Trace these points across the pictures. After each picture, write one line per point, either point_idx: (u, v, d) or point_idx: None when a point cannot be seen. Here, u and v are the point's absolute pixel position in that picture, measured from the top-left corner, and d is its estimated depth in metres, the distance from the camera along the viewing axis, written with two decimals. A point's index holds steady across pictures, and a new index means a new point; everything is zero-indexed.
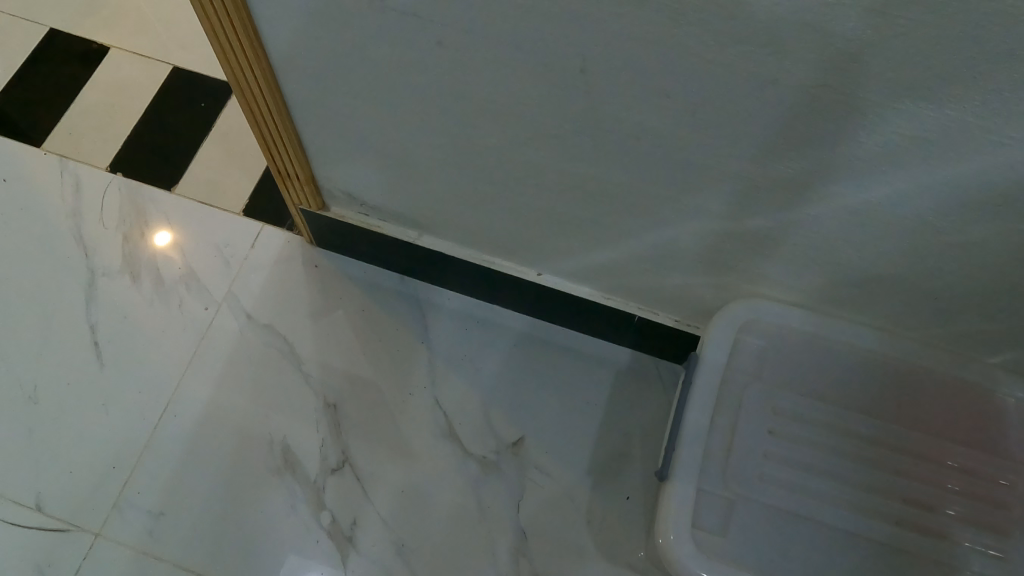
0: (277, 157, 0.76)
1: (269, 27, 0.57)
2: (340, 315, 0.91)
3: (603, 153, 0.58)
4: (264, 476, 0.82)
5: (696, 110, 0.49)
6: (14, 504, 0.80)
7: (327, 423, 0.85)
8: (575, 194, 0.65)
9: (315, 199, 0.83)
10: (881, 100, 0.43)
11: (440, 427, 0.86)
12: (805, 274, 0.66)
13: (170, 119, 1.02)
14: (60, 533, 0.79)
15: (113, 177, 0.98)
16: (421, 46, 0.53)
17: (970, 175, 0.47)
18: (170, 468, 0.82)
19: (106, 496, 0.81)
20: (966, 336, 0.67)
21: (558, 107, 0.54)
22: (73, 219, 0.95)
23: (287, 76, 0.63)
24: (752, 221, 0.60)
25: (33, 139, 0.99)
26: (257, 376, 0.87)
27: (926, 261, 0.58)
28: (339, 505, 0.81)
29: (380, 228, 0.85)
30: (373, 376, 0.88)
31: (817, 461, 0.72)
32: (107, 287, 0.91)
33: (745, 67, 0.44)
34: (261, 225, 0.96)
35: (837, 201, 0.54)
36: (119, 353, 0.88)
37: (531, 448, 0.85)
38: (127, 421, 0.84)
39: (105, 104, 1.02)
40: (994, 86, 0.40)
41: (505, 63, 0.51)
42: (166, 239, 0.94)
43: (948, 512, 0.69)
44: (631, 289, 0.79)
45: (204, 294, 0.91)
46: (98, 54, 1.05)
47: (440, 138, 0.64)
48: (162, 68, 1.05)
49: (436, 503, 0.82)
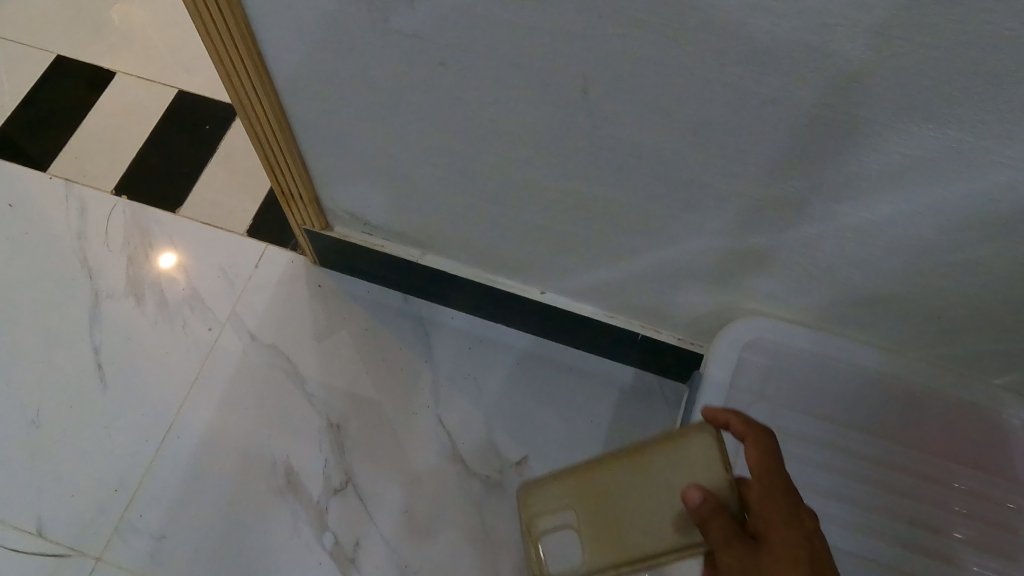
0: (281, 177, 0.76)
1: (272, 51, 0.57)
2: (344, 336, 0.91)
3: (602, 171, 0.58)
4: (267, 497, 0.82)
5: (697, 129, 0.50)
6: (15, 529, 0.79)
7: (330, 444, 0.85)
8: (576, 212, 0.65)
9: (319, 219, 0.84)
10: (883, 119, 0.44)
11: (443, 448, 0.85)
12: (809, 292, 0.66)
13: (176, 142, 1.03)
14: (61, 559, 0.78)
15: (119, 200, 0.99)
16: (422, 67, 0.53)
17: (970, 195, 0.47)
18: (173, 491, 0.82)
19: (108, 520, 0.80)
20: (971, 356, 0.67)
21: (559, 127, 0.54)
22: (79, 242, 0.95)
23: (289, 98, 0.63)
24: (753, 239, 0.60)
25: (39, 164, 1.00)
26: (260, 396, 0.87)
27: (928, 280, 0.58)
28: (343, 527, 0.80)
29: (383, 247, 0.85)
30: (376, 396, 0.88)
31: (822, 480, 0.71)
32: (111, 309, 0.91)
33: (744, 87, 0.44)
34: (265, 245, 0.96)
35: (838, 218, 0.54)
36: (123, 375, 0.88)
37: (535, 468, 0.84)
38: (130, 444, 0.84)
39: (110, 129, 1.03)
40: (994, 106, 0.40)
41: (504, 84, 0.52)
42: (170, 261, 0.95)
43: (955, 535, 0.68)
44: (634, 308, 0.79)
45: (208, 314, 0.91)
46: (105, 80, 1.07)
47: (443, 158, 0.64)
48: (167, 92, 1.07)
49: (439, 524, 0.81)
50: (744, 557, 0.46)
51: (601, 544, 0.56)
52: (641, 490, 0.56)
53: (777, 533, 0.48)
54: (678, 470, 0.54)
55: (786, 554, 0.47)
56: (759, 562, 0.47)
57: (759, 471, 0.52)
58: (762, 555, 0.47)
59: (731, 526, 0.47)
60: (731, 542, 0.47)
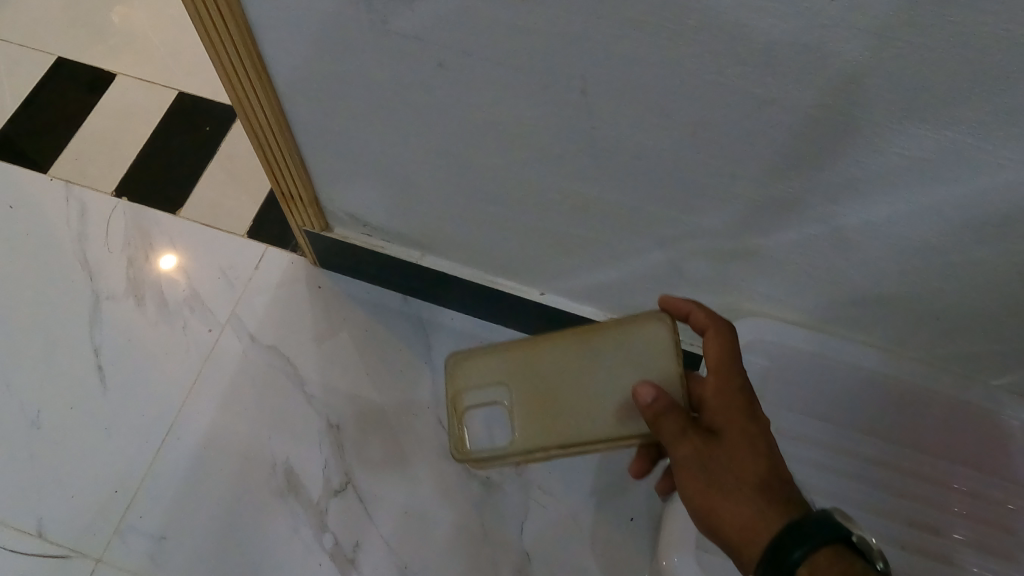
0: (281, 178, 0.76)
1: (272, 53, 0.57)
2: (344, 337, 0.91)
3: (602, 173, 0.58)
4: (267, 499, 0.82)
5: (696, 131, 0.50)
6: (16, 531, 0.80)
7: (330, 445, 0.85)
8: (575, 213, 0.65)
9: (318, 220, 0.84)
10: (881, 119, 0.44)
11: (443, 449, 0.85)
12: (808, 292, 0.66)
13: (176, 143, 1.03)
14: (62, 561, 0.78)
15: (119, 202, 0.99)
16: (422, 68, 0.53)
17: (968, 196, 0.48)
18: (173, 491, 0.82)
19: (108, 521, 0.80)
20: (970, 357, 0.67)
21: (558, 128, 0.54)
22: (79, 243, 0.95)
23: (289, 99, 0.63)
24: (753, 240, 0.60)
25: (40, 166, 1.01)
26: (260, 398, 0.87)
27: (926, 280, 0.58)
28: (343, 528, 0.80)
29: (383, 248, 0.85)
30: (376, 398, 0.88)
31: (821, 480, 0.71)
32: (111, 310, 0.92)
33: (743, 88, 0.45)
34: (265, 247, 0.96)
35: (838, 219, 0.54)
36: (123, 377, 0.88)
37: (535, 469, 0.84)
38: (130, 445, 0.84)
39: (110, 130, 1.04)
40: (990, 108, 0.41)
41: (503, 85, 0.52)
42: (170, 263, 0.95)
43: (954, 537, 0.68)
44: (634, 309, 0.79)
45: (208, 316, 0.92)
46: (105, 81, 1.07)
47: (443, 159, 0.64)
48: (168, 94, 1.07)
49: (439, 525, 0.81)
50: (701, 444, 0.47)
51: (536, 419, 0.60)
52: (581, 371, 0.60)
53: (735, 420, 0.48)
54: (620, 357, 0.60)
55: (743, 440, 0.48)
56: (716, 450, 0.47)
57: (716, 364, 0.52)
58: (720, 442, 0.48)
59: (681, 415, 0.48)
60: (685, 432, 0.48)
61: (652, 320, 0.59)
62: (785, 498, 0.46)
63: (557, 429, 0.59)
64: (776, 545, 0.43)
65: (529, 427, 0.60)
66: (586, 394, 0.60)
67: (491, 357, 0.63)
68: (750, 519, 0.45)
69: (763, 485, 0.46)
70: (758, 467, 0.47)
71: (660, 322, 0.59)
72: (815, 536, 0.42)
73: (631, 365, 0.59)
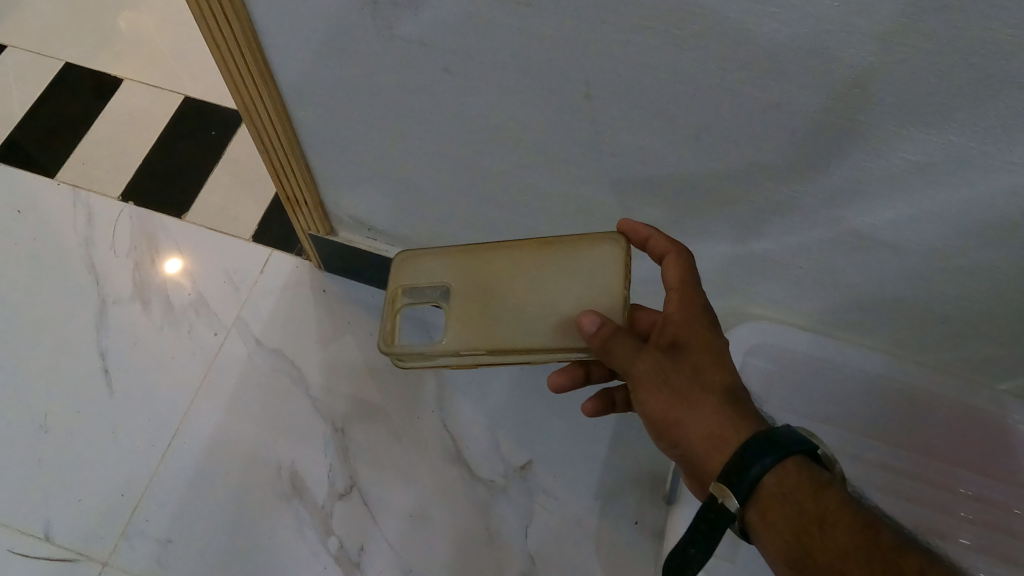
0: (286, 183, 0.77)
1: (278, 59, 0.57)
2: (348, 340, 0.91)
3: (606, 177, 0.58)
4: (272, 502, 0.82)
5: (700, 135, 0.50)
6: (23, 534, 0.80)
7: (335, 448, 0.85)
8: (579, 217, 0.66)
9: (323, 224, 0.84)
10: (886, 123, 0.44)
11: (448, 452, 0.85)
12: (812, 295, 0.66)
13: (182, 148, 1.04)
14: (68, 564, 0.78)
15: (125, 206, 0.99)
16: (427, 73, 0.53)
17: (972, 200, 0.48)
18: (178, 495, 0.82)
19: (115, 524, 0.80)
20: (975, 361, 0.67)
21: (562, 133, 0.55)
22: (86, 248, 0.96)
23: (295, 104, 0.63)
24: (758, 243, 0.60)
25: (47, 171, 1.01)
26: (266, 401, 0.87)
27: (930, 284, 0.58)
28: (348, 531, 0.81)
29: (387, 252, 0.86)
30: (381, 402, 0.88)
31: None
32: (117, 314, 0.92)
33: (748, 92, 0.45)
34: (270, 251, 0.97)
35: (843, 223, 0.54)
36: (129, 380, 0.88)
37: (540, 472, 0.84)
38: (136, 448, 0.84)
39: (117, 135, 1.04)
40: (993, 113, 0.41)
41: (507, 90, 0.52)
42: (176, 267, 0.95)
43: (961, 542, 0.67)
44: None
45: (213, 319, 0.92)
46: (113, 86, 1.08)
47: (448, 164, 0.65)
48: (174, 99, 1.08)
49: (444, 528, 0.81)
50: (659, 361, 0.46)
51: (468, 327, 0.52)
52: (525, 285, 0.52)
53: (696, 333, 0.47)
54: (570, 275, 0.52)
55: (706, 359, 0.47)
56: (674, 368, 0.46)
57: (677, 284, 0.50)
58: (680, 359, 0.47)
59: (631, 335, 0.46)
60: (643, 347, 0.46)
61: (610, 237, 0.51)
62: (746, 409, 0.45)
63: (490, 337, 0.51)
64: (741, 455, 0.42)
65: (460, 329, 0.52)
66: (530, 308, 0.51)
67: (435, 261, 0.55)
68: (710, 429, 0.45)
69: (727, 394, 0.46)
70: (721, 379, 0.46)
71: (619, 241, 0.51)
72: (785, 440, 0.42)
73: (584, 284, 0.51)
